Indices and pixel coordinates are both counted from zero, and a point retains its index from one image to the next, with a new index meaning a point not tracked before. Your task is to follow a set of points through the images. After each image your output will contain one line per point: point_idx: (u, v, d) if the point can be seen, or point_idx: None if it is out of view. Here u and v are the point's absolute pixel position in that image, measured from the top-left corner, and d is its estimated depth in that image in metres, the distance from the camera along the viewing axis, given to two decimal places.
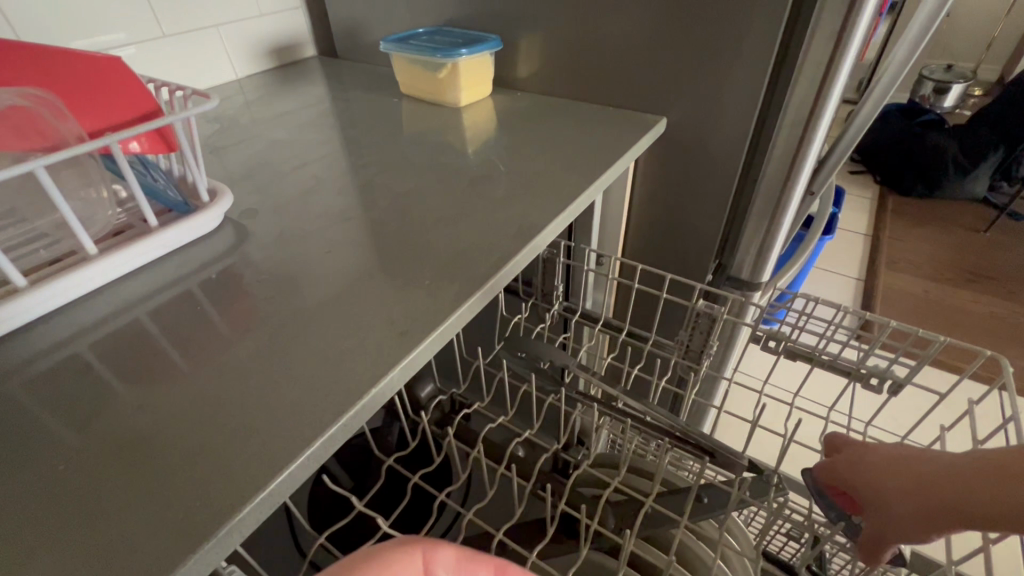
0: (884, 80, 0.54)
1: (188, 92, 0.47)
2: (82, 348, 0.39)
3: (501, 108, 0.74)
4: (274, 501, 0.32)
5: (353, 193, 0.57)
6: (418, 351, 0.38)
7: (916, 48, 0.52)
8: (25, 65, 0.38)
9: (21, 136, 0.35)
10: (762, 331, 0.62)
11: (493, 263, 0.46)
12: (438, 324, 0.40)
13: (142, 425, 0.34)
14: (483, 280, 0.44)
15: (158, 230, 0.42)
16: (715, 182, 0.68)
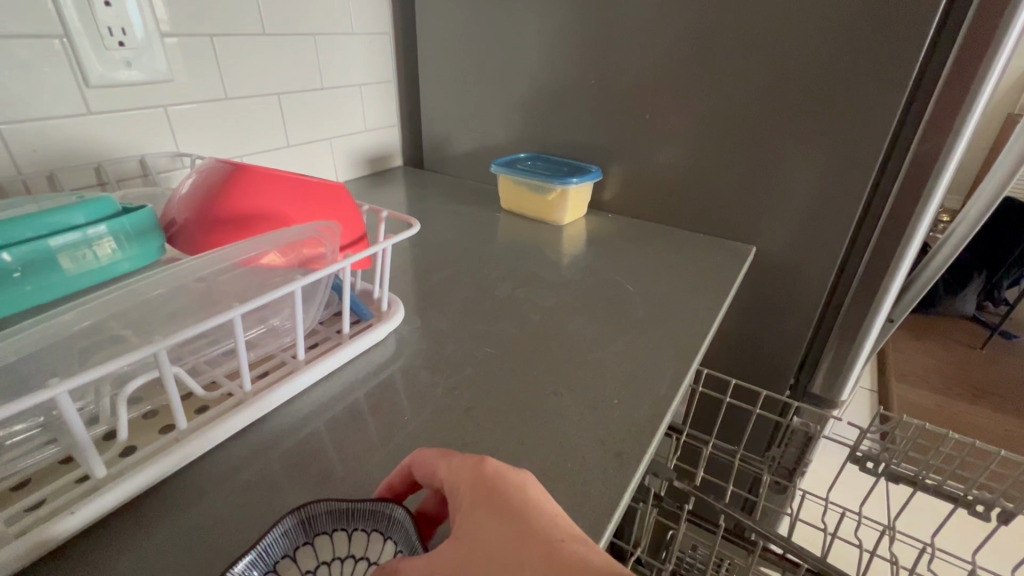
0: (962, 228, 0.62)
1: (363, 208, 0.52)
2: (284, 456, 0.38)
3: (595, 227, 0.82)
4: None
5: (487, 300, 0.61)
6: (637, 472, 0.38)
7: (989, 206, 0.61)
8: (259, 191, 0.42)
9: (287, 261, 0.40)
10: (862, 452, 0.64)
11: (666, 382, 0.47)
12: (645, 444, 0.40)
13: None
14: (664, 397, 0.45)
15: (351, 338, 0.45)
16: (803, 304, 0.74)
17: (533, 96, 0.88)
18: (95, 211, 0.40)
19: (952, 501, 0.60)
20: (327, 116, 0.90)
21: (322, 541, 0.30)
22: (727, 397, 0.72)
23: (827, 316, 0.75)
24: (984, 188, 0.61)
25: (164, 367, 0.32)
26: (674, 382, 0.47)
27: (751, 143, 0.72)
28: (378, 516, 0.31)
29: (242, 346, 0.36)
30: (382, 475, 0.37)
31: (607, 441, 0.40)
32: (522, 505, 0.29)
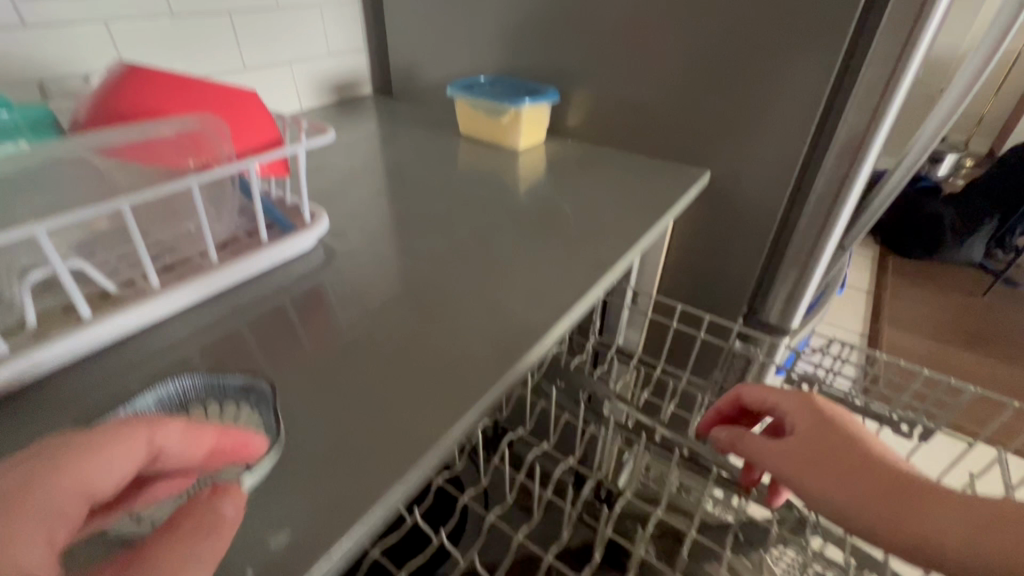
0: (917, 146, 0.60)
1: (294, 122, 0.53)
2: (190, 352, 0.40)
3: (553, 153, 0.80)
4: (374, 523, 0.32)
5: (425, 221, 0.61)
6: (520, 369, 0.40)
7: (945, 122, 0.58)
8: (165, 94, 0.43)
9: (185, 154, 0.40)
10: (797, 374, 0.66)
11: (575, 293, 0.48)
12: (535, 345, 0.42)
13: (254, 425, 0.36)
14: (569, 307, 0.46)
15: (268, 245, 0.47)
16: (755, 231, 0.73)
17: (494, 14, 0.84)
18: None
19: (879, 420, 0.61)
20: (285, 38, 0.88)
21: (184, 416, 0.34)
22: (673, 322, 0.73)
23: (780, 242, 0.74)
24: (943, 102, 0.59)
25: (47, 251, 0.33)
26: (583, 295, 0.48)
27: (711, 62, 0.68)
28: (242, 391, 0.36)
29: (140, 239, 0.37)
30: (281, 369, 0.39)
31: (500, 344, 0.42)
32: (846, 421, 0.44)
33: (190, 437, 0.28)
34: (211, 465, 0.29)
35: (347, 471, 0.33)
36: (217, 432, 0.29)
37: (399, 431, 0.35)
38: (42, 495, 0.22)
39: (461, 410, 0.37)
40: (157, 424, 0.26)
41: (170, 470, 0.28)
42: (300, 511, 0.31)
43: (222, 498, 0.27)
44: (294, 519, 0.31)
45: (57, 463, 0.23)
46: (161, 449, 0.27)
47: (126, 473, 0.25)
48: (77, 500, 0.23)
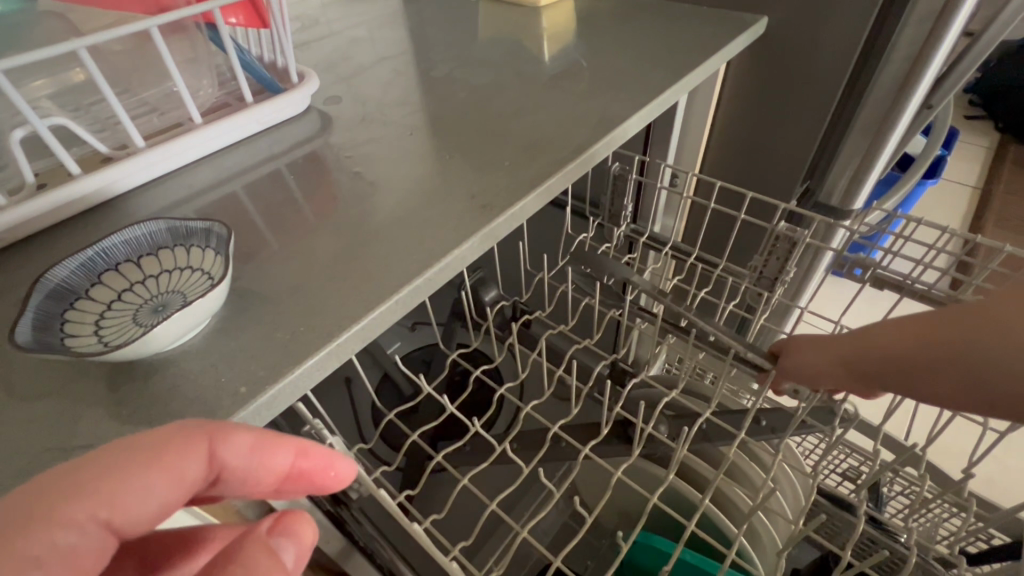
0: None
1: None
2: (180, 211, 0.40)
3: (582, 9, 0.70)
4: (331, 361, 0.32)
5: (427, 86, 0.57)
6: (498, 222, 0.39)
7: None
8: None
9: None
10: (850, 258, 0.58)
11: (569, 152, 0.45)
12: (516, 202, 0.40)
13: (235, 277, 0.36)
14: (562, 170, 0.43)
15: (254, 106, 0.45)
16: (817, 91, 0.62)
17: None
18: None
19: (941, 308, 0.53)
20: None
21: (131, 266, 0.30)
22: (711, 202, 0.66)
23: (849, 105, 0.62)
24: None
25: (17, 103, 0.32)
26: (579, 152, 0.45)
27: None
28: (187, 237, 0.31)
29: (110, 92, 0.36)
30: (264, 233, 0.39)
31: (488, 205, 0.40)
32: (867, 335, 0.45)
33: (259, 452, 0.24)
34: (288, 490, 0.27)
35: (316, 319, 0.33)
36: (293, 448, 0.26)
37: (370, 282, 0.35)
38: (76, 512, 0.19)
39: (434, 263, 0.36)
40: (225, 432, 0.23)
41: (240, 489, 0.25)
42: (270, 350, 0.31)
43: (281, 535, 0.24)
44: (263, 362, 0.31)
45: (101, 476, 0.20)
46: (229, 468, 0.23)
47: (181, 494, 0.22)
48: (94, 531, 0.20)
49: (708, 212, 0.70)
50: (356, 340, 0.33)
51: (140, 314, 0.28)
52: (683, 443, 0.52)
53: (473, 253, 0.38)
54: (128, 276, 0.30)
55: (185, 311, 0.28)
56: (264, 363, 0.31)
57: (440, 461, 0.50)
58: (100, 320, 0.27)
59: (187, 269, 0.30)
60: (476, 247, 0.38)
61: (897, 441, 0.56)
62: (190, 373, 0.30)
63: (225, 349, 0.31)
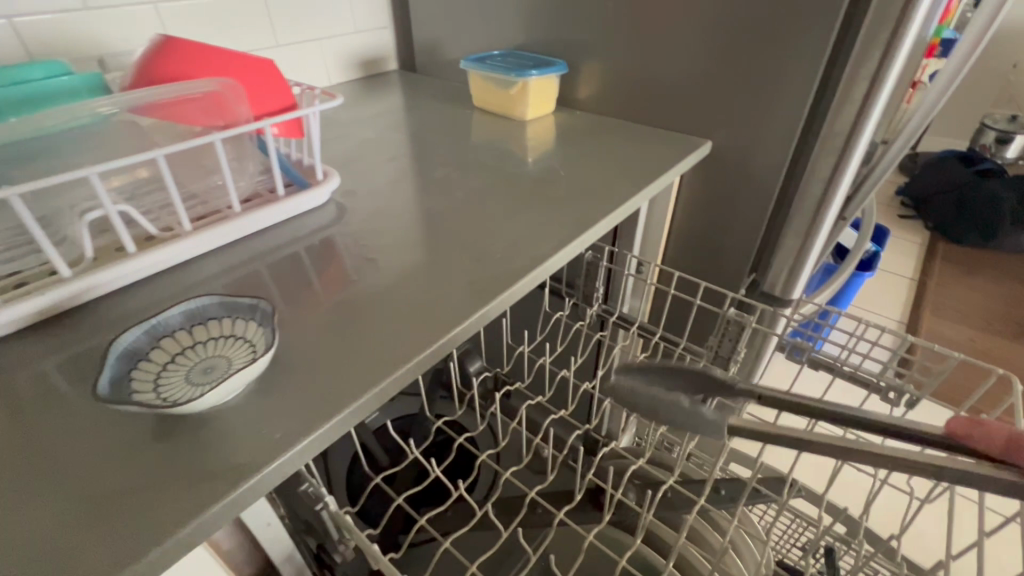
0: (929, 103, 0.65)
1: (314, 92, 0.58)
2: (212, 286, 0.46)
3: (561, 124, 0.83)
4: (346, 422, 0.37)
5: (429, 184, 0.66)
6: (493, 305, 0.47)
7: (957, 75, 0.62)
8: (194, 67, 0.48)
9: (207, 117, 0.46)
10: (789, 343, 0.66)
11: (551, 246, 0.54)
12: (507, 288, 0.48)
13: None
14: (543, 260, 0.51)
15: (284, 198, 0.53)
16: (755, 202, 0.74)
17: None
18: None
19: (867, 387, 0.62)
20: (313, 15, 0.92)
21: (183, 332, 0.36)
22: (671, 289, 0.76)
23: (782, 213, 0.74)
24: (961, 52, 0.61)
25: (99, 195, 0.40)
26: (558, 248, 0.53)
27: (715, 30, 0.68)
28: (235, 309, 0.37)
29: (172, 188, 0.44)
30: (287, 308, 0.45)
31: (482, 290, 0.48)
32: None
33: None
34: None
35: (330, 384, 0.39)
36: None
37: (381, 353, 0.41)
38: None
39: (437, 338, 0.43)
40: None
41: None
42: (292, 411, 0.36)
43: None
44: (287, 421, 0.36)
45: None
46: None
47: None
48: None
49: (670, 297, 0.79)
50: (370, 402, 0.38)
51: (192, 375, 0.34)
52: (648, 508, 0.56)
53: (470, 330, 0.45)
54: (182, 341, 0.35)
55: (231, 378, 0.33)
56: (287, 423, 0.36)
57: (424, 523, 0.53)
58: (158, 379, 0.33)
59: (234, 337, 0.36)
60: (475, 325, 0.45)
61: (841, 510, 0.62)
62: (221, 429, 0.35)
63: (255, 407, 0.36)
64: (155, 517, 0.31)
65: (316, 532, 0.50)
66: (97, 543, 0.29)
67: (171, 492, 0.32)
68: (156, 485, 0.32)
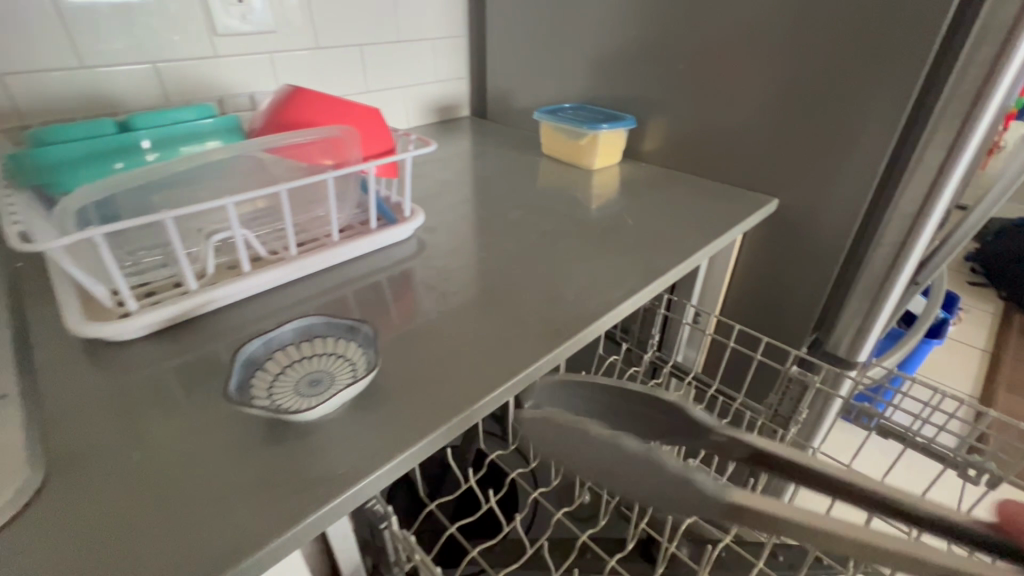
0: (1009, 174, 0.64)
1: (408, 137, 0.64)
2: (309, 307, 0.51)
3: (626, 174, 0.86)
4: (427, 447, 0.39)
5: (501, 225, 0.70)
6: (565, 344, 0.49)
7: None
8: (312, 112, 0.54)
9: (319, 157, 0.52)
10: (856, 407, 0.65)
11: (619, 292, 0.56)
12: (578, 330, 0.50)
13: None
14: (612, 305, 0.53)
15: (376, 231, 0.58)
16: (821, 260, 0.74)
17: (580, 45, 0.92)
18: (126, 126, 0.56)
19: (943, 462, 0.59)
20: (401, 65, 1.01)
21: (293, 346, 0.40)
22: (730, 342, 0.76)
23: (849, 273, 0.74)
24: None
25: (231, 219, 0.45)
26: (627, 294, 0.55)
27: (786, 95, 0.71)
28: (340, 328, 0.41)
29: (287, 215, 0.49)
30: (375, 333, 0.49)
31: (554, 329, 0.50)
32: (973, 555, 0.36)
33: None
34: None
35: (413, 407, 0.41)
36: None
37: (461, 382, 0.44)
38: None
39: (511, 373, 0.45)
40: None
41: None
42: (380, 430, 0.39)
43: None
44: (376, 439, 0.38)
45: None
46: None
47: None
48: None
49: (728, 350, 0.78)
50: (449, 428, 0.40)
51: (301, 387, 0.37)
52: (703, 567, 0.55)
53: (542, 367, 0.47)
54: (290, 355, 0.39)
55: (336, 394, 0.36)
56: (375, 441, 0.38)
57: (477, 556, 0.54)
58: (271, 389, 0.37)
59: (336, 353, 0.40)
60: (549, 363, 0.47)
61: None
62: (316, 440, 0.38)
63: (351, 421, 0.39)
64: (263, 514, 0.33)
65: (376, 551, 0.52)
66: (213, 531, 0.32)
67: (278, 492, 0.35)
68: (264, 484, 0.35)
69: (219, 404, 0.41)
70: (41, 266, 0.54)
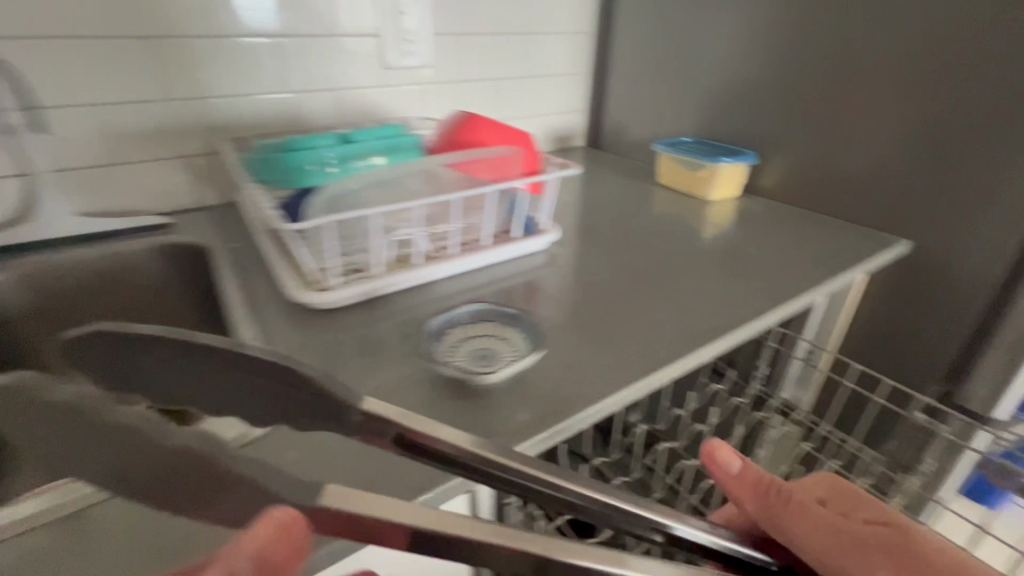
0: None
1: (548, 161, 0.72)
2: (464, 297, 0.58)
3: (743, 207, 0.88)
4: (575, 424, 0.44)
5: (623, 245, 0.75)
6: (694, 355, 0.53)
7: None
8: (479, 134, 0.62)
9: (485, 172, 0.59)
10: (993, 462, 0.61)
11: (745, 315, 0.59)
12: (707, 343, 0.54)
13: None
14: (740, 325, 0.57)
15: (520, 240, 0.65)
16: (956, 307, 0.72)
17: (706, 83, 0.96)
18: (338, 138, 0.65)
19: None
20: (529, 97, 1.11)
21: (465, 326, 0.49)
22: (846, 382, 0.74)
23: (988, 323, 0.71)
24: None
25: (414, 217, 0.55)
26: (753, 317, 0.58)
27: (925, 139, 0.72)
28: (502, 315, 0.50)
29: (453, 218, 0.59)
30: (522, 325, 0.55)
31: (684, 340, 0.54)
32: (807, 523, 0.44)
33: None
34: None
35: (562, 389, 0.46)
36: None
37: (602, 375, 0.49)
38: None
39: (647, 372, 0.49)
40: None
41: None
42: (535, 403, 0.45)
43: None
44: (532, 411, 0.44)
45: None
46: None
47: None
48: None
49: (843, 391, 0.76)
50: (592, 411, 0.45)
51: (475, 361, 0.46)
52: None
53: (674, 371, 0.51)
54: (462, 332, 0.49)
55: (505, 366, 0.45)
56: (531, 412, 0.44)
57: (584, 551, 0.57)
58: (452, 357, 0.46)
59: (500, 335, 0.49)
60: (680, 369, 0.51)
61: None
62: (482, 405, 0.44)
63: (512, 393, 0.45)
64: None
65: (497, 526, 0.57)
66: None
67: None
68: (445, 433, 0.42)
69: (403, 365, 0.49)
70: (252, 247, 0.67)
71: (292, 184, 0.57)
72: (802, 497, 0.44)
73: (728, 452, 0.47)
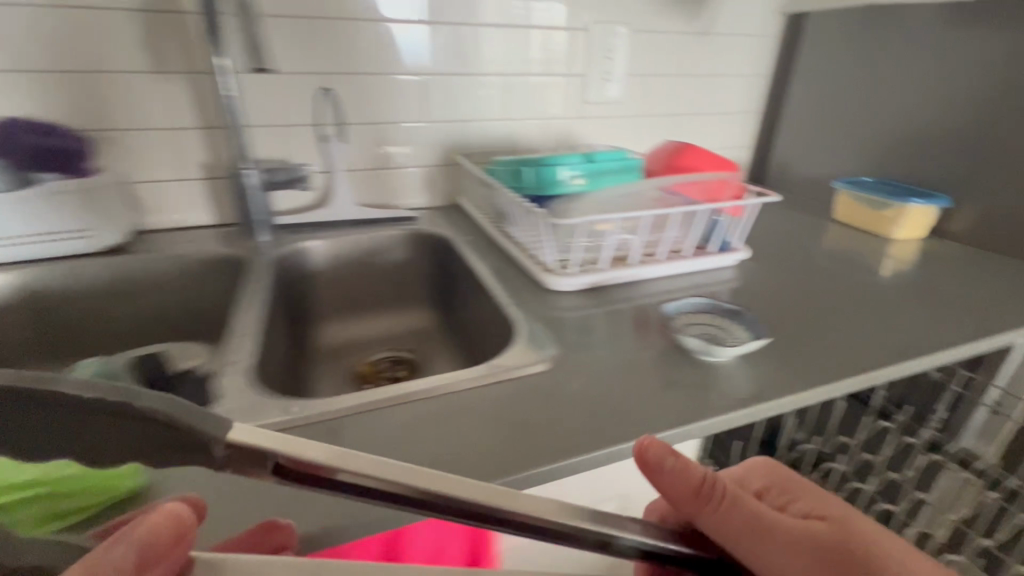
0: None
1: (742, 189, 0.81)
2: (675, 293, 0.68)
3: (930, 248, 0.89)
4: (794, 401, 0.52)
5: (807, 270, 0.81)
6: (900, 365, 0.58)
7: None
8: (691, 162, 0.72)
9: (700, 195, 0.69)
10: None
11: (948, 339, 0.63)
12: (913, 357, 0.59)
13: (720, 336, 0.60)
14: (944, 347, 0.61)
15: (718, 253, 0.74)
16: None
17: (893, 127, 1.00)
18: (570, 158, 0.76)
19: None
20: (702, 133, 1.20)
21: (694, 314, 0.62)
22: None
23: None
24: None
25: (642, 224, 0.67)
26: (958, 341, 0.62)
27: None
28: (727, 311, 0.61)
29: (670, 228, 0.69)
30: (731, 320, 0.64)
31: (888, 351, 0.60)
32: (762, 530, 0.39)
33: None
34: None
35: (780, 373, 0.54)
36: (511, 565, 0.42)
37: (813, 367, 0.56)
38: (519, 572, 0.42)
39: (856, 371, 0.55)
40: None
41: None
42: (758, 379, 0.53)
43: None
44: (758, 384, 0.52)
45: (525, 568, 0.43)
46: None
47: None
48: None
49: None
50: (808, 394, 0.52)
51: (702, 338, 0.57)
52: None
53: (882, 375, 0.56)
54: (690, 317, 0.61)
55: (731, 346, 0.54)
56: (757, 384, 0.52)
57: None
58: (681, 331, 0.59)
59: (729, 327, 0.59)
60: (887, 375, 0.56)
61: None
62: (712, 373, 0.53)
63: (737, 368, 0.54)
64: (693, 405, 0.49)
65: None
66: (664, 404, 0.49)
67: (698, 395, 0.50)
68: (687, 389, 0.51)
69: (634, 337, 0.59)
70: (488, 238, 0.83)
71: (543, 190, 0.68)
72: (736, 492, 0.39)
73: (661, 451, 0.39)
